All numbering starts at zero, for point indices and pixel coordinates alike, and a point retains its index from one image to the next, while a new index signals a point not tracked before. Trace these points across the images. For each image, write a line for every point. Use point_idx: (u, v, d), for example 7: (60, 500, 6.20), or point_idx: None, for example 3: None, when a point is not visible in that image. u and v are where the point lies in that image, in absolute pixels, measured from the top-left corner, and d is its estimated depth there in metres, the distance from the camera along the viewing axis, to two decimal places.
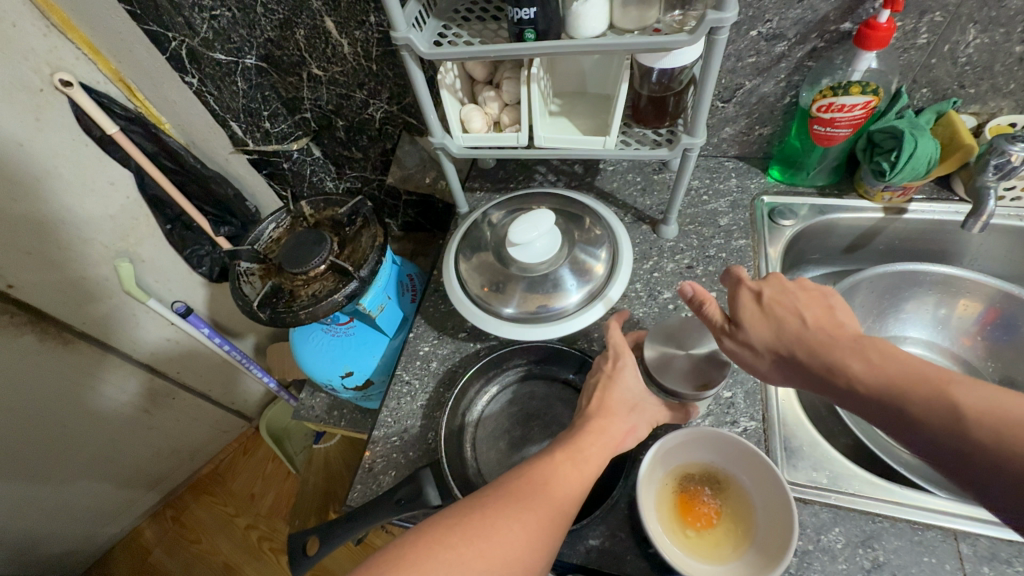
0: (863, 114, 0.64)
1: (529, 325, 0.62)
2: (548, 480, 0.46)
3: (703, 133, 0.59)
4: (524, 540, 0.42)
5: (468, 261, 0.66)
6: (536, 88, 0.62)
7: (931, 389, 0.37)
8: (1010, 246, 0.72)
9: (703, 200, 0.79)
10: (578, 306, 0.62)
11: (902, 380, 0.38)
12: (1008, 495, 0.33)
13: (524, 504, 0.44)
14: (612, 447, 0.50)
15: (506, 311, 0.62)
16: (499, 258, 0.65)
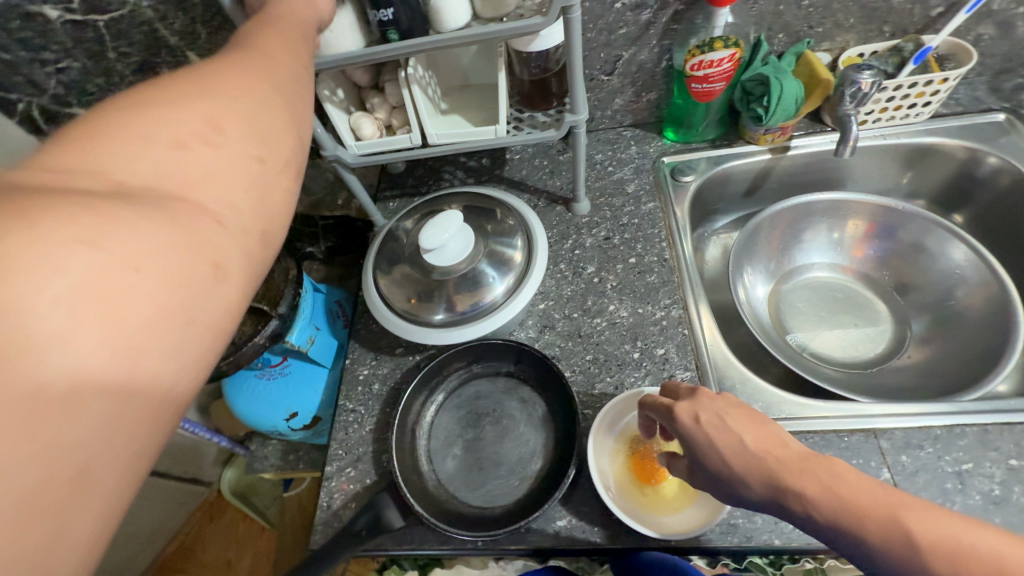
0: (732, 66, 0.68)
1: (460, 327, 0.61)
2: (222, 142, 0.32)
3: (585, 108, 0.61)
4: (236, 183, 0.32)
5: (388, 277, 0.65)
6: (416, 89, 0.62)
7: (885, 515, 0.32)
8: (881, 163, 0.79)
9: (609, 172, 0.81)
10: (505, 296, 0.62)
11: (857, 507, 0.33)
12: None
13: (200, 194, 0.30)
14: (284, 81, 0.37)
15: (435, 318, 0.62)
16: (417, 267, 0.64)
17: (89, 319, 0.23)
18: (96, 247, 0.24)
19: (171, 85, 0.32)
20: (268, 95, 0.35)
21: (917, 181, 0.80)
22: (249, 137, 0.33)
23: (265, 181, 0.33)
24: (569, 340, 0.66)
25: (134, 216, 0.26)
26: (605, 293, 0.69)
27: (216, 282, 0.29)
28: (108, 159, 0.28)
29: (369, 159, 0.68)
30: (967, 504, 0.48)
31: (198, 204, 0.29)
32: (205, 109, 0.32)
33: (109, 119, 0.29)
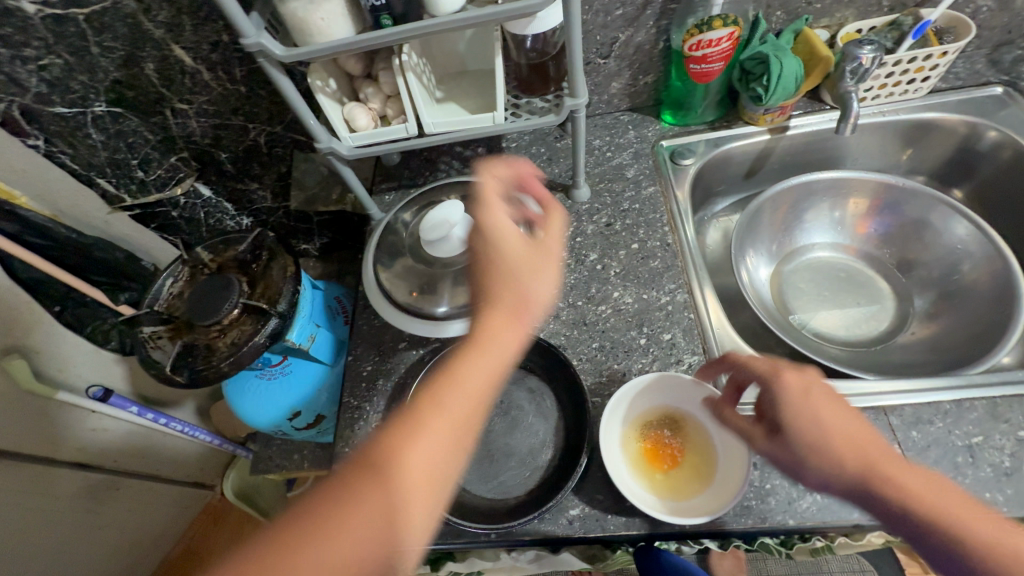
0: (731, 45, 0.67)
1: (464, 319, 0.60)
2: (427, 447, 0.38)
3: (585, 91, 0.60)
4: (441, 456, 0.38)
5: (389, 270, 0.64)
6: (411, 77, 0.61)
7: (969, 517, 0.39)
8: (880, 141, 0.78)
9: (607, 157, 0.80)
10: None
11: (927, 498, 0.40)
12: None
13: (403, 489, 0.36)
14: (490, 370, 0.41)
15: (438, 311, 0.60)
16: (419, 260, 0.63)
17: (363, 531, 0.34)
18: (383, 527, 0.35)
19: (410, 425, 0.39)
20: (492, 364, 0.41)
21: (916, 157, 0.80)
22: (451, 451, 0.39)
23: (458, 447, 0.39)
24: (575, 329, 0.65)
25: (376, 522, 0.35)
26: (609, 280, 0.68)
27: (444, 446, 0.39)
28: (371, 499, 0.35)
29: (365, 151, 0.67)
30: (978, 477, 0.48)
31: (417, 483, 0.37)
32: (430, 459, 0.38)
33: (367, 466, 0.37)
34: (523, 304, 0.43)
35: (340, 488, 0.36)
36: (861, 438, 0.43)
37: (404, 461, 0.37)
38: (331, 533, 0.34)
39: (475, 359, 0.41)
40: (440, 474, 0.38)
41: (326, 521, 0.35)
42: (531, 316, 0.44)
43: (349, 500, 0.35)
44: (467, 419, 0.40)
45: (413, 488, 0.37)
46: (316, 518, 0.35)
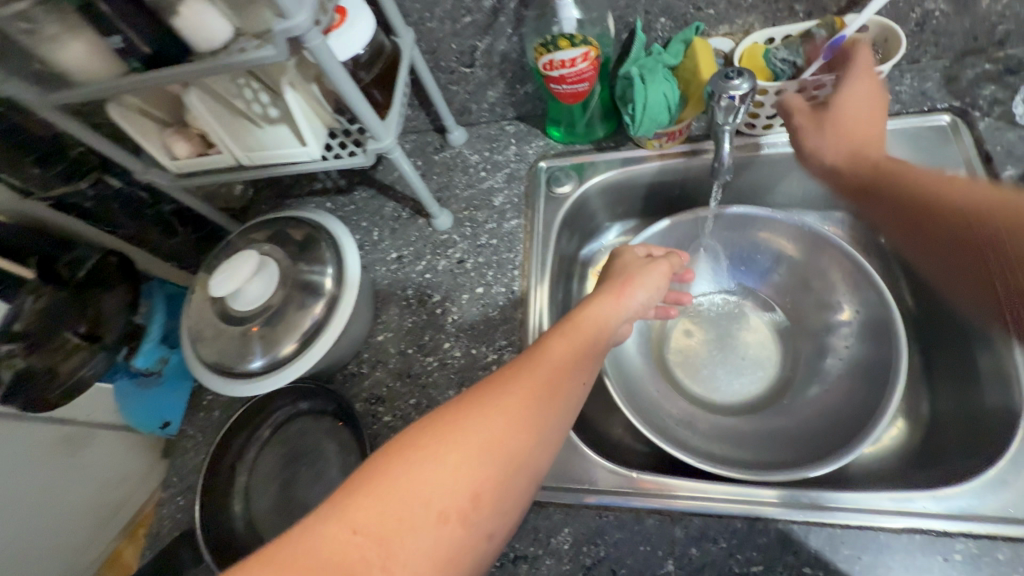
0: (590, 66, 0.57)
1: (248, 380, 0.57)
2: (496, 418, 0.42)
3: (388, 134, 0.53)
4: (492, 454, 0.41)
5: (189, 315, 0.61)
6: (206, 112, 0.55)
7: (593, 345, 0.50)
8: (796, 172, 0.66)
9: (480, 177, 0.73)
10: (302, 345, 0.58)
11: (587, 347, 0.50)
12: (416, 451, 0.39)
13: (462, 455, 0.40)
14: (552, 386, 0.46)
15: (226, 366, 0.58)
16: (216, 307, 0.59)
17: (397, 499, 0.37)
18: (418, 490, 0.38)
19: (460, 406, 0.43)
20: (546, 403, 0.45)
21: (840, 193, 0.67)
22: (593, 359, 0.50)
23: (506, 459, 0.41)
24: (398, 380, 0.63)
25: (434, 478, 0.38)
26: (443, 328, 0.64)
27: (482, 451, 0.40)
28: (413, 464, 0.39)
29: (190, 178, 0.64)
30: None
31: (456, 458, 0.40)
32: (479, 441, 0.41)
33: (428, 432, 0.41)
34: (563, 382, 0.47)
35: (407, 472, 0.38)
36: (636, 282, 0.56)
37: (461, 431, 0.41)
38: (449, 442, 0.40)
39: (525, 396, 0.44)
40: (555, 394, 0.46)
41: (414, 446, 0.40)
42: (633, 294, 0.55)
43: (476, 418, 0.42)
44: (552, 386, 0.46)
45: (495, 437, 0.41)
46: (372, 492, 0.37)
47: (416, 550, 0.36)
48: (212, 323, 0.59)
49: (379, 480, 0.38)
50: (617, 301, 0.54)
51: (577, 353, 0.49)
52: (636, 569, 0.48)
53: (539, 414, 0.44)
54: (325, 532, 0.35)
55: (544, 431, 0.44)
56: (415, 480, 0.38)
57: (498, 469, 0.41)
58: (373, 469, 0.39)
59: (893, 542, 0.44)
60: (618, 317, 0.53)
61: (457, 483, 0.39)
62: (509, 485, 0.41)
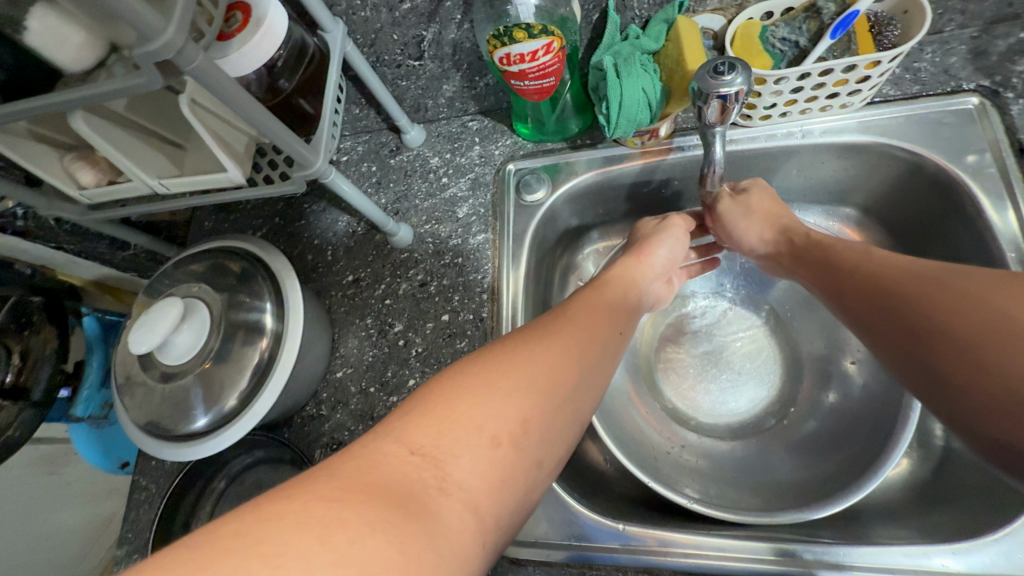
0: (555, 58, 0.48)
1: (189, 441, 0.51)
2: (548, 352, 0.37)
3: (318, 158, 0.44)
4: (546, 384, 0.35)
5: (119, 369, 0.54)
6: (101, 140, 0.46)
7: (627, 297, 0.47)
8: (798, 166, 0.58)
9: (441, 184, 0.64)
10: (246, 399, 0.52)
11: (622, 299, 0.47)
12: (464, 381, 0.33)
13: (515, 381, 0.34)
14: (599, 328, 0.41)
15: (162, 427, 0.51)
16: (146, 361, 0.53)
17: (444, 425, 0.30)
18: (467, 418, 0.31)
19: (507, 342, 0.38)
20: (595, 343, 0.40)
21: (847, 187, 0.59)
22: (630, 309, 0.47)
23: (563, 397, 0.35)
24: (361, 423, 0.57)
25: (486, 403, 0.32)
26: (407, 363, 0.58)
27: (538, 381, 0.35)
28: (460, 393, 0.32)
29: (104, 211, 0.55)
30: None
31: (510, 384, 0.34)
32: (532, 370, 0.35)
33: (474, 363, 0.35)
34: (609, 325, 0.42)
35: (455, 399, 0.32)
36: (662, 239, 0.55)
37: (511, 360, 0.35)
38: (501, 370, 0.34)
39: (576, 335, 0.40)
40: (600, 339, 0.41)
41: (463, 374, 0.34)
42: (657, 253, 0.54)
43: (526, 353, 0.36)
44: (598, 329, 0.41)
45: (552, 372, 0.36)
46: (417, 420, 0.30)
47: (469, 473, 0.29)
48: (143, 380, 0.52)
49: (430, 406, 0.31)
50: (647, 257, 0.53)
51: (618, 305, 0.46)
52: None
53: (590, 352, 0.39)
54: (380, 450, 0.28)
55: (593, 374, 0.39)
56: (470, 406, 0.31)
57: (554, 403, 0.35)
58: (420, 398, 0.32)
59: None
60: (648, 270, 0.52)
61: (512, 409, 0.32)
62: (566, 418, 0.36)
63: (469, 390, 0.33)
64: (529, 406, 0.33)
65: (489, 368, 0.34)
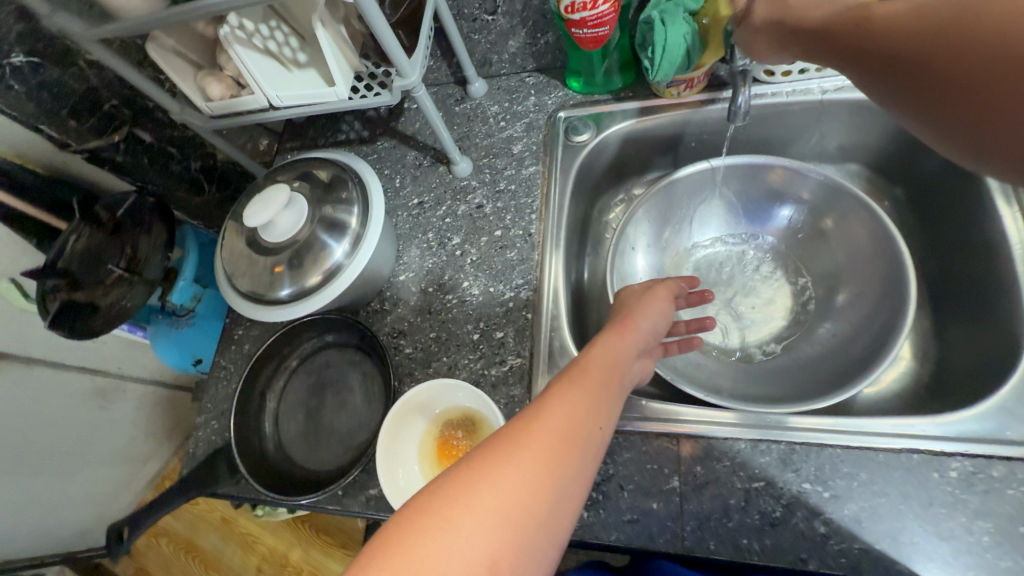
0: (611, 8, 0.58)
1: (279, 308, 0.61)
2: (519, 469, 0.35)
3: (414, 71, 0.55)
4: (516, 514, 0.33)
5: (226, 249, 0.65)
6: (242, 52, 0.57)
7: (611, 379, 0.45)
8: (815, 121, 0.66)
9: (499, 127, 0.74)
10: (328, 278, 0.61)
11: (605, 381, 0.44)
12: (422, 523, 0.32)
13: (480, 522, 0.32)
14: (577, 423, 0.39)
15: (258, 296, 0.61)
16: (249, 241, 0.63)
17: None
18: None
19: (473, 457, 0.36)
20: (574, 447, 0.38)
21: (856, 145, 0.68)
22: (610, 395, 0.43)
23: (537, 521, 0.34)
24: (419, 316, 0.66)
25: (447, 553, 0.31)
26: (463, 268, 0.67)
27: (508, 512, 0.33)
28: (417, 541, 0.31)
29: (225, 120, 0.66)
30: (743, 523, 0.47)
31: (475, 521, 0.32)
32: (499, 501, 0.33)
33: (433, 498, 0.33)
34: (589, 417, 0.40)
35: (409, 554, 0.31)
36: (636, 316, 0.52)
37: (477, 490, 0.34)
38: (464, 507, 0.33)
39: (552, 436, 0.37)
40: (574, 440, 0.38)
41: (420, 516, 0.33)
42: (637, 327, 0.51)
43: (492, 472, 0.34)
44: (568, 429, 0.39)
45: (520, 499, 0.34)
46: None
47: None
48: (246, 255, 0.63)
49: (390, 560, 0.31)
50: (627, 335, 0.49)
51: (592, 390, 0.42)
52: (643, 485, 0.51)
53: (567, 459, 0.37)
54: None
55: (569, 476, 0.37)
56: (428, 557, 0.31)
57: (526, 536, 0.33)
58: (376, 551, 0.31)
59: (892, 462, 0.46)
60: (633, 348, 0.49)
61: (477, 552, 0.31)
62: (547, 544, 0.34)
63: (428, 537, 0.31)
64: (495, 543, 0.32)
65: (449, 508, 0.33)
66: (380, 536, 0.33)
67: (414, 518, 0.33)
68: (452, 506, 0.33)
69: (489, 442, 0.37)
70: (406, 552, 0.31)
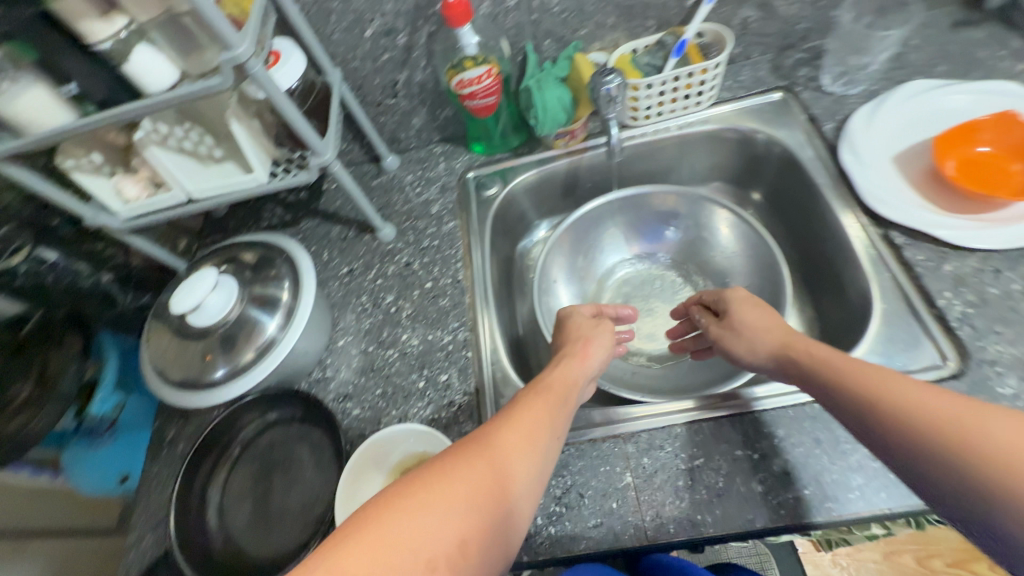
0: (494, 81, 0.68)
1: (218, 389, 0.61)
2: (487, 467, 0.41)
3: (328, 149, 0.60)
4: (479, 506, 0.39)
5: (154, 343, 0.64)
6: (157, 152, 0.61)
7: (569, 396, 0.52)
8: (680, 151, 0.79)
9: (416, 193, 0.81)
10: (266, 352, 0.62)
11: (564, 397, 0.52)
12: (404, 500, 0.37)
13: (450, 506, 0.38)
14: (538, 436, 0.46)
15: (194, 381, 0.61)
16: (179, 330, 0.63)
17: (376, 551, 0.34)
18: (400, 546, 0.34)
19: (450, 454, 0.42)
20: (532, 454, 0.45)
21: (716, 166, 0.81)
22: (564, 416, 0.50)
23: (495, 517, 0.40)
24: (362, 375, 0.67)
25: (421, 528, 0.36)
26: (400, 323, 0.70)
27: (472, 504, 0.39)
28: (395, 516, 0.36)
29: (142, 219, 0.68)
30: (694, 500, 0.50)
31: (447, 506, 0.38)
32: (467, 493, 0.39)
33: (413, 482, 0.39)
34: (547, 431, 0.47)
35: (390, 526, 0.35)
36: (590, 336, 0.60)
37: (452, 478, 0.39)
38: (439, 491, 0.38)
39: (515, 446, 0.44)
40: (532, 448, 0.45)
41: (400, 496, 0.37)
42: (594, 351, 0.59)
43: (463, 469, 0.40)
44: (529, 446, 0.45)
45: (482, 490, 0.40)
46: (350, 546, 0.34)
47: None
48: (178, 343, 0.62)
49: (370, 527, 0.35)
50: (585, 360, 0.56)
51: (552, 409, 0.49)
52: (599, 489, 0.53)
53: (526, 465, 0.44)
54: None
55: (522, 483, 0.43)
56: (404, 528, 0.35)
57: (484, 530, 0.38)
58: (358, 519, 0.35)
59: (800, 415, 0.53)
60: (587, 371, 0.56)
61: (444, 537, 0.36)
62: (499, 538, 0.39)
63: (408, 511, 0.36)
64: (461, 529, 0.37)
65: (426, 492, 0.38)
66: (360, 511, 0.36)
67: (394, 496, 0.37)
68: (428, 490, 0.38)
69: (462, 443, 0.43)
70: (386, 521, 0.35)
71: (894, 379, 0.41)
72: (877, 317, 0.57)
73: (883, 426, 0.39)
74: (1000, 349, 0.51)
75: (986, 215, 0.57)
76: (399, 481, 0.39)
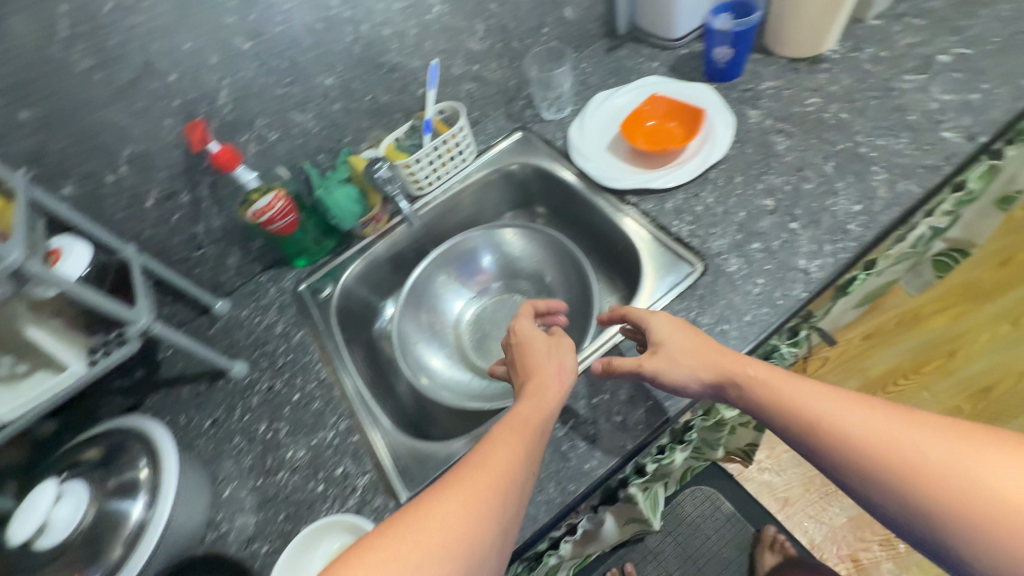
0: (286, 202, 0.77)
1: None
2: (454, 513, 0.44)
3: (142, 312, 0.62)
4: (449, 555, 0.42)
5: None
6: None
7: (540, 426, 0.53)
8: (469, 200, 0.94)
9: (256, 322, 0.84)
10: (144, 534, 0.58)
11: (534, 428, 0.53)
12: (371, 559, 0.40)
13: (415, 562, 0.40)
14: (509, 471, 0.48)
15: None
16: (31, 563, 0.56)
17: None
18: None
19: (421, 502, 0.45)
20: (502, 495, 0.46)
21: (503, 200, 0.98)
22: (535, 444, 0.52)
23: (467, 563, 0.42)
24: (259, 511, 0.65)
25: None
26: (281, 443, 0.70)
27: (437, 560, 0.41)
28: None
29: None
30: (579, 455, 0.59)
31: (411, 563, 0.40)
32: (433, 546, 0.42)
33: (378, 540, 0.42)
34: (516, 466, 0.48)
35: None
36: (549, 348, 0.62)
37: (417, 526, 0.43)
38: (411, 545, 0.41)
39: (487, 491, 0.46)
40: (507, 483, 0.47)
41: (372, 552, 0.41)
42: (561, 372, 0.60)
43: (435, 517, 0.43)
44: (504, 481, 0.47)
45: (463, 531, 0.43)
46: None
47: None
48: None
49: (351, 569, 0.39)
50: (557, 391, 0.57)
51: (531, 443, 0.51)
52: None
53: (498, 504, 0.45)
54: None
55: (498, 523, 0.45)
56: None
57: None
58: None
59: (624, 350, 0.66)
60: (559, 398, 0.57)
61: None
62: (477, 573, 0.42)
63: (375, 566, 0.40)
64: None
65: (396, 548, 0.41)
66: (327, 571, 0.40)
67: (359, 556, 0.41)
68: (393, 551, 0.41)
69: (433, 492, 0.46)
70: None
71: (850, 405, 0.45)
72: (643, 255, 0.74)
73: (852, 467, 0.43)
74: (719, 243, 0.70)
75: (680, 155, 0.78)
76: (369, 538, 0.42)
